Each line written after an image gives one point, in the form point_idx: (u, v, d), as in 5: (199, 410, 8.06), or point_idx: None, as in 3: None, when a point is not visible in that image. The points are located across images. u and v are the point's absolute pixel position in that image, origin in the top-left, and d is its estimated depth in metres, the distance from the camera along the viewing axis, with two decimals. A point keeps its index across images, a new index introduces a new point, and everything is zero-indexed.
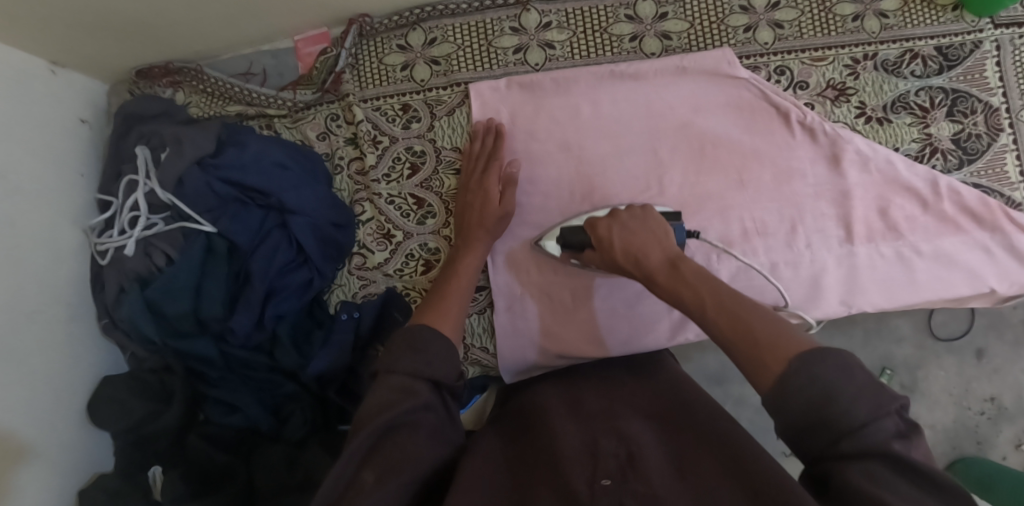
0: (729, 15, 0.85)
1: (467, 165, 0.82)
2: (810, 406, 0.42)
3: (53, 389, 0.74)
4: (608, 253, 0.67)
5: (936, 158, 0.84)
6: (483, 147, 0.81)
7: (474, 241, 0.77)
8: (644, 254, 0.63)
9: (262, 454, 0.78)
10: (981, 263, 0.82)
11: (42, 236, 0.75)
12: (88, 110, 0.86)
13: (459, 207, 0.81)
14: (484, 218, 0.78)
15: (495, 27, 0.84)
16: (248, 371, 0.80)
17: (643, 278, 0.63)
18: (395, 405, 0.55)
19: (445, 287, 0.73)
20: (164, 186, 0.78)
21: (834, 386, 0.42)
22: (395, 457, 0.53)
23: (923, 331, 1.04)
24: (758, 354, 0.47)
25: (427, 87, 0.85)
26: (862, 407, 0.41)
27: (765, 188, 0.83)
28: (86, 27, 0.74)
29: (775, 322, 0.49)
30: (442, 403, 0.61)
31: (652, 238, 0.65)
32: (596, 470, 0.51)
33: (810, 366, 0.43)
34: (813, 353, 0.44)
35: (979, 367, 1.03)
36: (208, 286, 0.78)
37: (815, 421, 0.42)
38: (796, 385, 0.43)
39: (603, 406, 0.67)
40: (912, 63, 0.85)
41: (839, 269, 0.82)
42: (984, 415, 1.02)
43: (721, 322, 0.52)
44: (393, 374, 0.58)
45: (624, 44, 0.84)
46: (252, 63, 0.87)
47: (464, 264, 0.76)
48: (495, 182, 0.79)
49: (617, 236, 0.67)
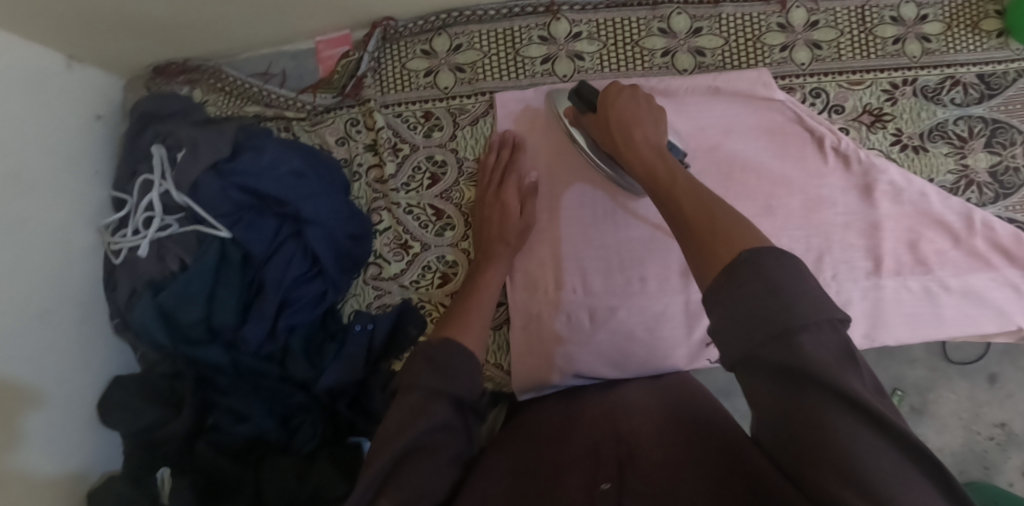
0: (766, 33, 0.82)
1: (483, 178, 0.80)
2: (755, 296, 0.40)
3: (63, 391, 0.73)
4: (605, 113, 0.69)
5: (971, 191, 0.82)
6: (500, 160, 0.79)
7: (494, 255, 0.75)
8: (635, 127, 0.66)
9: (272, 465, 0.76)
10: (1010, 301, 0.81)
11: (56, 236, 0.74)
12: (104, 105, 0.83)
13: (475, 220, 0.79)
14: (505, 231, 0.76)
15: (523, 36, 0.81)
16: (259, 379, 0.79)
17: (621, 141, 0.65)
18: (415, 423, 0.54)
19: (465, 304, 0.71)
20: (180, 188, 0.75)
21: (777, 285, 0.40)
22: (412, 491, 0.51)
23: (935, 354, 1.03)
24: (713, 245, 0.46)
25: (451, 95, 0.82)
26: (800, 310, 0.39)
27: (794, 215, 0.81)
28: (104, 24, 0.71)
29: (740, 220, 0.47)
30: (463, 421, 0.60)
31: (644, 118, 0.67)
32: (597, 474, 0.51)
33: (762, 262, 0.42)
34: (762, 250, 0.42)
35: (991, 392, 1.02)
36: (220, 292, 0.76)
37: (754, 311, 0.40)
38: (745, 290, 0.41)
39: (603, 410, 0.66)
40: (953, 90, 0.82)
41: (864, 301, 0.81)
42: (994, 440, 1.01)
43: (685, 218, 0.51)
44: (414, 390, 0.57)
45: (655, 59, 0.82)
46: (271, 63, 0.84)
47: (484, 278, 0.74)
48: (513, 195, 0.77)
49: (617, 103, 0.69)
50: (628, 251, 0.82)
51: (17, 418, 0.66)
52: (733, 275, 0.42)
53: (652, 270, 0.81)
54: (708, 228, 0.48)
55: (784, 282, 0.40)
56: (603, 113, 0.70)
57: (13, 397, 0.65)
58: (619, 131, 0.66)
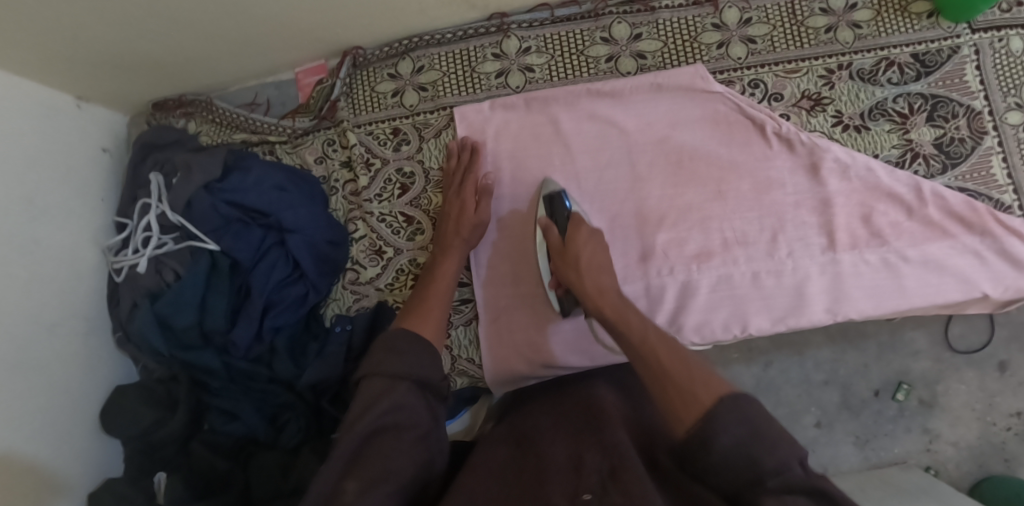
0: (702, 33, 0.88)
1: (447, 184, 0.86)
2: (736, 448, 0.47)
3: (71, 395, 0.80)
4: (569, 253, 0.74)
5: (918, 163, 0.86)
6: (458, 164, 0.86)
7: (449, 249, 0.81)
8: (598, 272, 0.72)
9: (259, 460, 0.82)
10: (974, 268, 0.83)
11: (65, 255, 0.83)
12: (110, 140, 0.95)
13: (440, 219, 0.84)
14: (461, 227, 0.81)
15: (478, 54, 0.89)
16: (249, 381, 0.84)
17: (590, 292, 0.70)
18: (371, 407, 0.56)
19: (425, 291, 0.76)
20: (174, 208, 0.84)
21: (753, 430, 0.48)
22: (378, 472, 0.52)
23: (939, 344, 1.06)
24: (678, 404, 0.52)
25: (416, 112, 0.90)
26: (782, 451, 0.47)
27: (744, 198, 0.85)
28: (106, 64, 0.83)
29: (707, 373, 0.55)
30: (427, 405, 0.61)
31: (606, 263, 0.73)
32: (578, 486, 0.52)
33: (736, 409, 0.49)
34: (730, 398, 0.50)
35: (1003, 381, 1.05)
36: (212, 299, 0.83)
37: (739, 462, 0.47)
38: (720, 444, 0.48)
39: (585, 415, 0.65)
40: (888, 71, 0.87)
41: (823, 276, 0.83)
42: (1012, 430, 1.04)
43: (658, 371, 0.57)
44: (374, 376, 0.60)
45: (600, 65, 0.88)
46: (257, 94, 0.95)
47: (441, 269, 0.79)
48: (471, 193, 0.82)
49: (586, 248, 0.74)
50: None
51: (29, 420, 0.73)
52: (708, 423, 0.49)
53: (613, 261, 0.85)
54: (680, 384, 0.54)
55: (762, 425, 0.48)
56: (570, 251, 0.74)
57: (24, 397, 0.72)
58: (589, 278, 0.71)
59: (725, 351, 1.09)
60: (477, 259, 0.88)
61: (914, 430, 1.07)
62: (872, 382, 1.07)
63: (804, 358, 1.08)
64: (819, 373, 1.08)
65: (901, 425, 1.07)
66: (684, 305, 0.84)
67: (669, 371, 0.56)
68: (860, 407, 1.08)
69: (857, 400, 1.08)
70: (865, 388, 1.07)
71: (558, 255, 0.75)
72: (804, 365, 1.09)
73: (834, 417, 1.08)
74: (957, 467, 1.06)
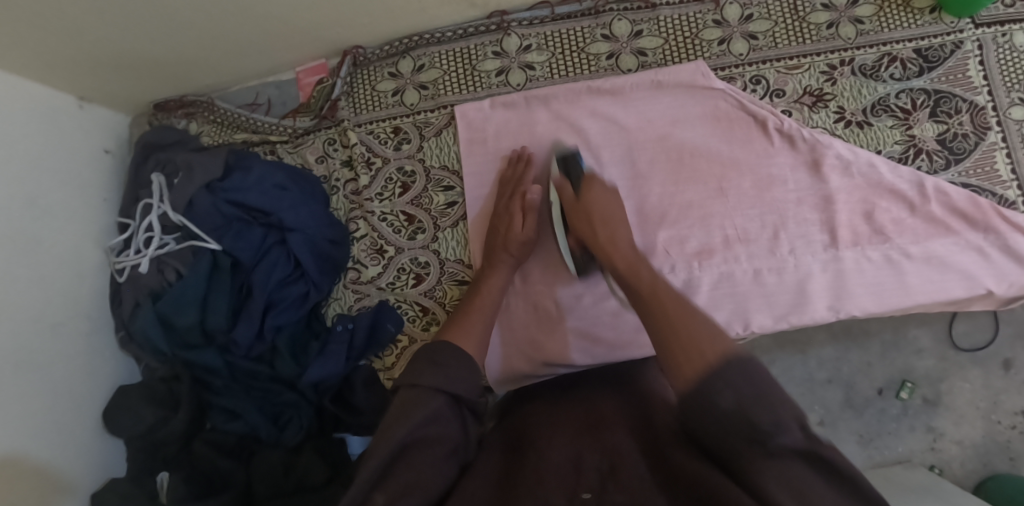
0: (704, 29, 0.87)
1: (501, 193, 0.84)
2: (736, 408, 0.46)
3: (72, 396, 0.80)
4: (584, 206, 0.73)
5: (921, 159, 0.86)
6: (515, 173, 0.84)
7: (497, 263, 0.80)
8: (611, 225, 0.71)
9: (262, 459, 0.82)
10: (978, 265, 0.83)
11: (67, 254, 0.83)
12: (111, 140, 0.95)
13: (490, 231, 0.83)
14: (508, 242, 0.79)
15: (479, 52, 0.89)
16: (251, 380, 0.85)
17: (602, 240, 0.69)
18: (410, 417, 0.55)
19: (468, 304, 0.75)
20: (176, 208, 0.85)
21: (758, 391, 0.46)
22: (407, 484, 0.50)
23: (944, 342, 1.06)
24: (682, 356, 0.51)
25: (417, 111, 0.90)
26: (784, 410, 0.45)
27: (745, 195, 0.84)
28: (107, 64, 0.83)
29: (712, 323, 0.53)
30: (460, 418, 0.60)
31: (620, 213, 0.72)
32: (577, 484, 0.50)
33: (741, 367, 0.47)
34: (735, 355, 0.48)
35: (1008, 379, 1.04)
36: (213, 299, 0.83)
37: (738, 419, 0.45)
38: (720, 403, 0.46)
39: (586, 418, 0.64)
40: (891, 67, 0.87)
41: (825, 274, 0.83)
42: (1016, 429, 1.04)
43: (664, 322, 0.55)
44: (416, 386, 0.58)
45: (601, 62, 0.88)
46: (258, 94, 0.95)
47: (487, 283, 0.78)
48: (519, 206, 0.81)
49: (598, 198, 0.74)
50: None
51: (32, 420, 0.73)
52: (710, 378, 0.47)
53: None
54: (686, 336, 0.52)
55: (767, 385, 0.46)
56: (583, 204, 0.73)
57: (27, 397, 0.73)
58: (602, 227, 0.70)
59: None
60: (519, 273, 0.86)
61: (919, 428, 1.06)
62: (876, 380, 1.07)
63: (808, 356, 1.08)
64: (823, 370, 1.08)
65: (904, 423, 1.06)
66: None
67: (673, 326, 0.54)
68: (863, 405, 1.07)
69: (861, 398, 1.07)
70: (868, 387, 1.07)
71: (572, 209, 0.75)
72: (807, 363, 1.08)
73: (837, 417, 1.08)
74: (961, 466, 1.05)
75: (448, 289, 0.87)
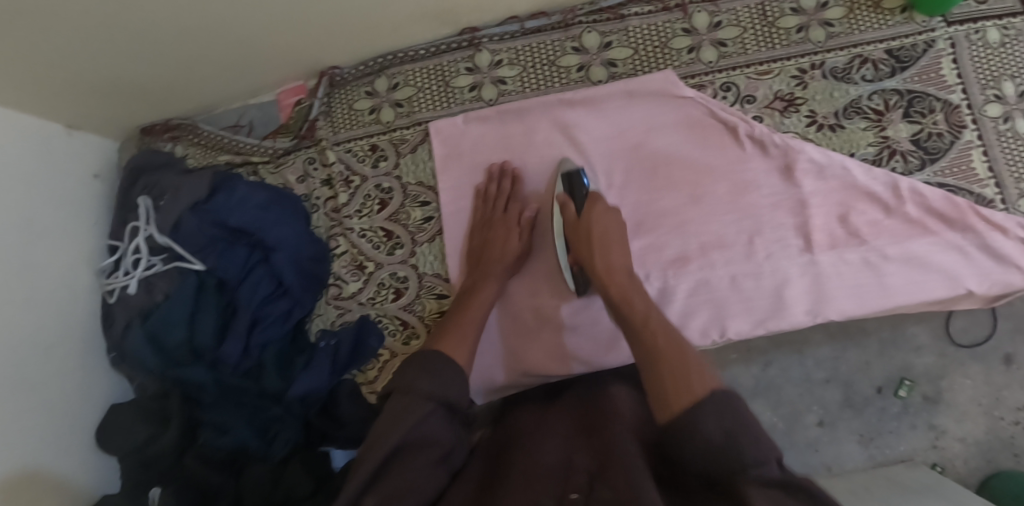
0: (673, 38, 0.88)
1: (486, 206, 0.85)
2: (718, 438, 0.50)
3: (66, 415, 0.82)
4: (585, 230, 0.75)
5: (896, 160, 0.85)
6: (501, 188, 0.85)
7: (489, 276, 0.80)
8: (608, 251, 0.73)
9: (248, 473, 0.82)
10: (958, 264, 0.83)
11: (60, 278, 0.86)
12: (101, 166, 0.98)
13: (480, 244, 0.84)
14: (503, 256, 0.81)
15: (452, 68, 0.90)
16: (240, 395, 0.85)
17: (598, 269, 0.72)
18: (401, 424, 0.58)
19: (460, 315, 0.76)
20: (162, 230, 0.87)
21: (739, 426, 0.50)
22: (398, 489, 0.55)
23: (943, 338, 1.05)
24: (672, 388, 0.55)
25: (393, 128, 0.92)
26: (764, 447, 0.49)
27: (720, 202, 0.84)
28: (95, 92, 0.86)
29: (703, 365, 0.57)
30: (451, 425, 0.63)
31: (618, 240, 0.75)
32: (567, 484, 0.55)
33: (725, 401, 0.52)
34: (721, 392, 0.53)
35: (1009, 374, 1.03)
36: (200, 317, 0.84)
37: (718, 452, 0.50)
38: (705, 428, 0.51)
39: (581, 421, 0.67)
40: (863, 68, 0.87)
41: (803, 279, 0.83)
42: (1019, 424, 1.03)
43: (659, 356, 0.59)
44: (408, 394, 0.61)
45: (572, 75, 0.89)
46: (241, 116, 0.97)
47: (479, 296, 0.79)
48: (513, 221, 0.83)
49: (600, 221, 0.75)
50: None
51: (28, 441, 0.75)
52: (698, 409, 0.52)
53: None
54: (679, 371, 0.56)
55: (750, 426, 0.51)
56: (584, 227, 0.75)
57: (23, 419, 0.75)
58: (601, 257, 0.72)
59: (723, 353, 1.08)
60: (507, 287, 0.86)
61: (920, 426, 1.06)
62: (874, 379, 1.06)
63: (805, 356, 1.07)
64: (820, 370, 1.07)
65: (905, 422, 1.06)
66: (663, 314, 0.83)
67: (659, 346, 0.60)
68: (862, 405, 1.06)
69: (860, 397, 1.06)
70: (867, 385, 1.06)
71: (572, 228, 0.76)
72: (804, 363, 1.07)
73: (836, 416, 1.07)
74: (965, 464, 1.05)
75: (427, 303, 0.88)
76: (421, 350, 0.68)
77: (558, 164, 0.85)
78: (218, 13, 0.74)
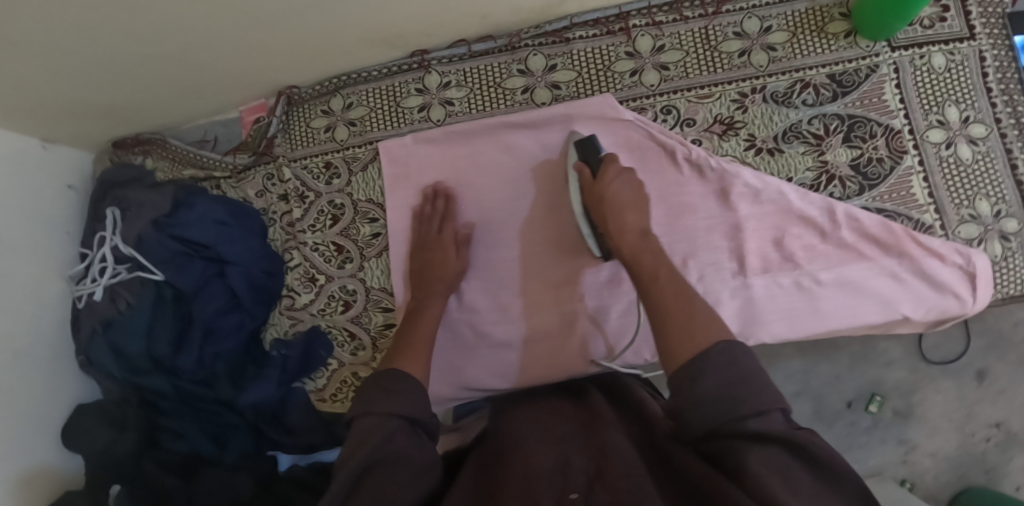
0: (616, 61, 0.89)
1: (422, 227, 0.88)
2: (718, 389, 0.52)
3: (34, 417, 0.87)
4: (598, 190, 0.78)
5: (834, 186, 0.86)
6: (434, 210, 0.88)
7: (434, 294, 0.83)
8: (622, 212, 0.76)
9: (202, 476, 0.87)
10: (892, 289, 0.84)
11: (31, 285, 0.90)
12: (75, 177, 1.02)
13: (420, 263, 0.86)
14: (443, 274, 0.84)
15: (403, 89, 0.93)
16: (197, 402, 0.90)
17: (612, 230, 0.75)
18: (367, 442, 0.60)
19: (410, 335, 0.77)
20: (126, 241, 0.91)
21: (740, 377, 0.52)
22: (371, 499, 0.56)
23: (914, 354, 1.05)
24: (676, 341, 0.58)
25: (346, 146, 0.95)
26: (766, 398, 0.52)
27: (656, 224, 0.86)
28: (66, 111, 0.90)
29: (710, 316, 0.60)
30: (416, 436, 0.64)
31: (633, 202, 0.78)
32: (566, 485, 0.54)
33: (727, 352, 0.54)
34: (725, 342, 0.55)
35: (981, 390, 1.04)
36: (158, 328, 0.89)
37: (719, 398, 0.52)
38: (705, 381, 0.53)
39: (578, 420, 0.69)
40: (804, 92, 0.87)
41: (734, 301, 0.85)
42: (992, 441, 1.04)
43: (665, 309, 0.63)
44: (369, 414, 0.63)
45: (517, 97, 0.91)
46: (206, 132, 1.02)
47: (426, 315, 0.81)
48: (450, 238, 0.86)
49: (612, 186, 0.78)
50: (511, 280, 0.88)
51: None
52: (701, 361, 0.54)
53: (532, 286, 0.88)
54: (683, 325, 0.59)
55: (752, 373, 0.53)
56: (601, 190, 0.78)
57: None
58: (614, 219, 0.75)
59: None
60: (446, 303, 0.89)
61: (891, 441, 1.06)
62: (846, 393, 1.06)
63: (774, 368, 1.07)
64: (790, 384, 1.07)
65: (875, 436, 1.06)
66: (597, 331, 0.86)
67: (666, 304, 0.63)
68: (832, 418, 1.07)
69: (830, 411, 1.07)
70: (838, 399, 1.06)
71: (589, 188, 0.80)
72: (773, 376, 1.07)
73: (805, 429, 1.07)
74: (935, 479, 1.05)
75: (374, 316, 0.92)
76: (378, 372, 0.71)
77: (568, 137, 0.88)
78: (177, 43, 0.78)
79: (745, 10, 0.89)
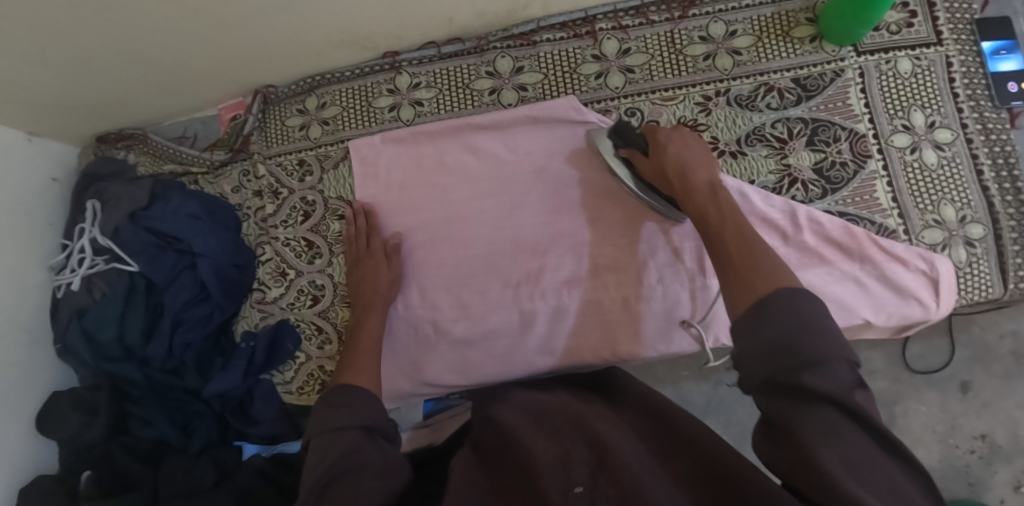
0: (582, 64, 0.91)
1: (351, 247, 0.90)
2: (778, 338, 0.49)
3: (9, 406, 0.88)
4: (659, 158, 0.76)
5: (796, 189, 0.86)
6: (357, 228, 0.90)
7: (372, 309, 0.84)
8: (690, 170, 0.72)
9: (167, 463, 0.89)
10: (854, 295, 0.83)
11: (10, 274, 0.91)
12: (60, 170, 1.05)
13: (354, 281, 0.88)
14: (377, 285, 0.85)
15: (375, 90, 0.96)
16: (167, 390, 0.93)
17: (679, 190, 0.72)
18: (325, 457, 0.61)
19: (355, 348, 0.79)
20: (104, 233, 0.94)
21: (800, 325, 0.49)
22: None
23: (897, 364, 1.04)
24: (748, 280, 0.55)
25: (319, 144, 0.97)
26: (828, 347, 0.48)
27: (617, 225, 0.87)
28: (49, 106, 0.93)
29: (779, 265, 0.55)
30: (374, 442, 0.65)
31: (696, 158, 0.74)
32: (569, 478, 0.58)
33: (789, 301, 0.51)
34: (787, 293, 0.51)
35: (965, 402, 1.02)
36: (130, 316, 0.92)
37: (780, 345, 0.48)
38: (763, 336, 0.49)
39: (579, 407, 0.71)
40: (768, 96, 0.88)
41: (691, 302, 0.85)
42: (976, 454, 1.01)
43: (730, 261, 0.59)
44: (324, 430, 0.64)
45: (484, 98, 0.93)
46: (185, 128, 1.06)
47: (364, 330, 0.82)
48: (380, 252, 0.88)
49: (670, 151, 0.75)
50: (472, 278, 0.89)
51: None
52: (761, 312, 0.51)
53: (494, 286, 0.89)
54: (746, 273, 0.56)
55: (811, 319, 0.49)
56: (660, 157, 0.75)
57: None
58: (680, 177, 0.72)
59: (673, 370, 1.05)
60: (405, 301, 0.90)
61: None
62: None
63: None
64: None
65: None
66: (556, 331, 0.87)
67: (727, 247, 0.61)
68: None
69: None
70: None
71: (648, 165, 0.78)
72: None
73: None
74: None
75: (341, 310, 0.94)
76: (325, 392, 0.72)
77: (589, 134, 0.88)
78: (159, 42, 0.81)
79: (711, 15, 0.90)
